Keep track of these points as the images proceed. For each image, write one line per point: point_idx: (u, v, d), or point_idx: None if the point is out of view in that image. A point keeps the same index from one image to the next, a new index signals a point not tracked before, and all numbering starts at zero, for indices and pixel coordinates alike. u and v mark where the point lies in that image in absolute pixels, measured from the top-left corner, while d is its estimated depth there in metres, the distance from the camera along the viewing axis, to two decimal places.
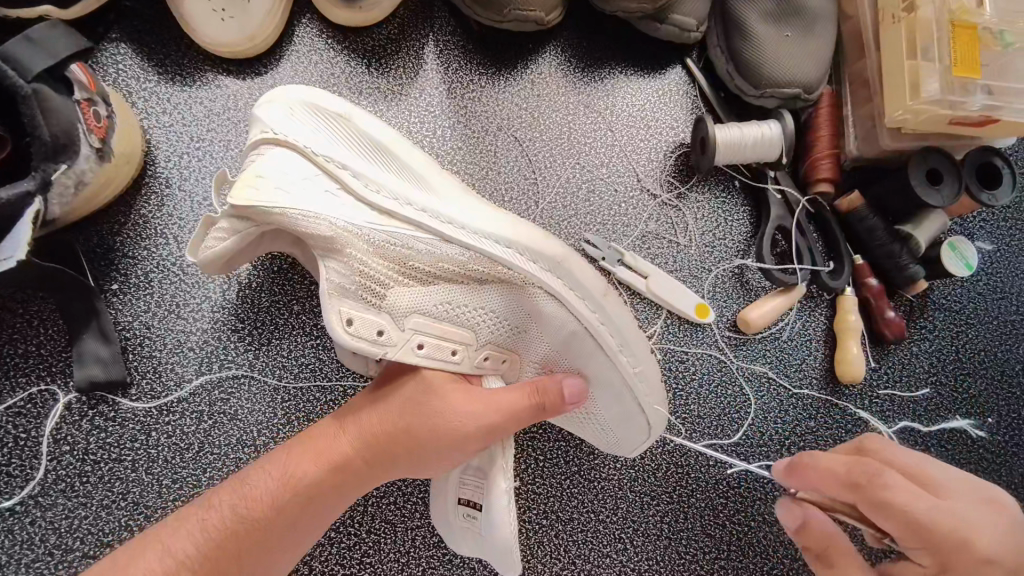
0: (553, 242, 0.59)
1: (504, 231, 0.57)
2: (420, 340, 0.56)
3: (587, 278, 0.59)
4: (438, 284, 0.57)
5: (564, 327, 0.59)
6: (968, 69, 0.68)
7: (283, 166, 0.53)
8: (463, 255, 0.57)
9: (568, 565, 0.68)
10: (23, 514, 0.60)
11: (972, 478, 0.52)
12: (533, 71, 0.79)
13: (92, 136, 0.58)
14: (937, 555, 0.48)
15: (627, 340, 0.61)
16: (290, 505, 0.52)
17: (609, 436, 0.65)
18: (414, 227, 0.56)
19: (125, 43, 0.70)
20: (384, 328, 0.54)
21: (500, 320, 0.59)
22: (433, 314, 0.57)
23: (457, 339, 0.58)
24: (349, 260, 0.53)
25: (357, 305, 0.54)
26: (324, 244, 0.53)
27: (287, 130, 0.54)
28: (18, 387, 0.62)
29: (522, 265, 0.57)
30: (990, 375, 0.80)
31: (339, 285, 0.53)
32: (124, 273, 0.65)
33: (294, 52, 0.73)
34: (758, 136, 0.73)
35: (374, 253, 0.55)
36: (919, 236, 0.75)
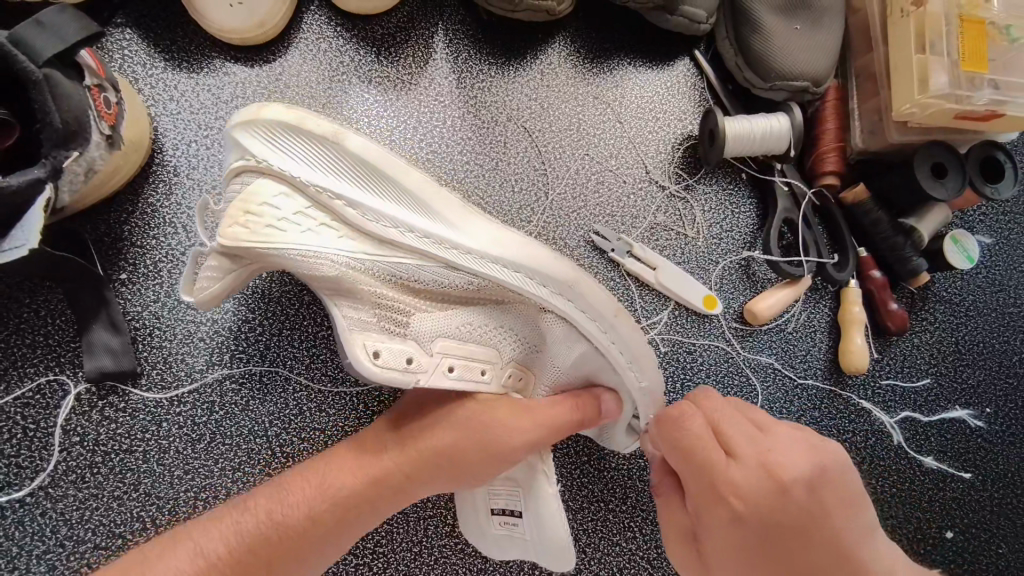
0: (561, 261, 0.57)
1: (511, 254, 0.55)
2: (450, 362, 0.55)
3: (597, 298, 0.57)
4: (456, 308, 0.57)
5: (577, 347, 0.59)
6: (975, 63, 0.69)
7: (279, 203, 0.51)
8: (471, 282, 0.56)
9: (579, 554, 0.69)
10: (33, 506, 0.59)
11: (770, 433, 0.51)
12: (542, 61, 0.78)
13: (102, 123, 0.57)
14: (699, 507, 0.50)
15: (636, 355, 0.59)
16: (331, 514, 0.52)
17: (602, 432, 0.67)
18: (419, 255, 0.54)
19: (131, 29, 0.69)
20: (412, 356, 0.54)
21: (520, 341, 0.60)
22: (457, 337, 0.56)
23: (485, 359, 0.58)
24: (359, 296, 0.53)
25: (384, 338, 0.53)
26: (332, 284, 0.53)
27: (274, 161, 0.52)
28: (27, 377, 0.61)
29: (533, 290, 0.56)
30: (988, 365, 0.81)
31: (359, 321, 0.53)
32: (132, 263, 0.65)
33: (302, 40, 0.72)
34: (767, 128, 0.73)
35: (387, 284, 0.54)
36: (923, 229, 0.76)
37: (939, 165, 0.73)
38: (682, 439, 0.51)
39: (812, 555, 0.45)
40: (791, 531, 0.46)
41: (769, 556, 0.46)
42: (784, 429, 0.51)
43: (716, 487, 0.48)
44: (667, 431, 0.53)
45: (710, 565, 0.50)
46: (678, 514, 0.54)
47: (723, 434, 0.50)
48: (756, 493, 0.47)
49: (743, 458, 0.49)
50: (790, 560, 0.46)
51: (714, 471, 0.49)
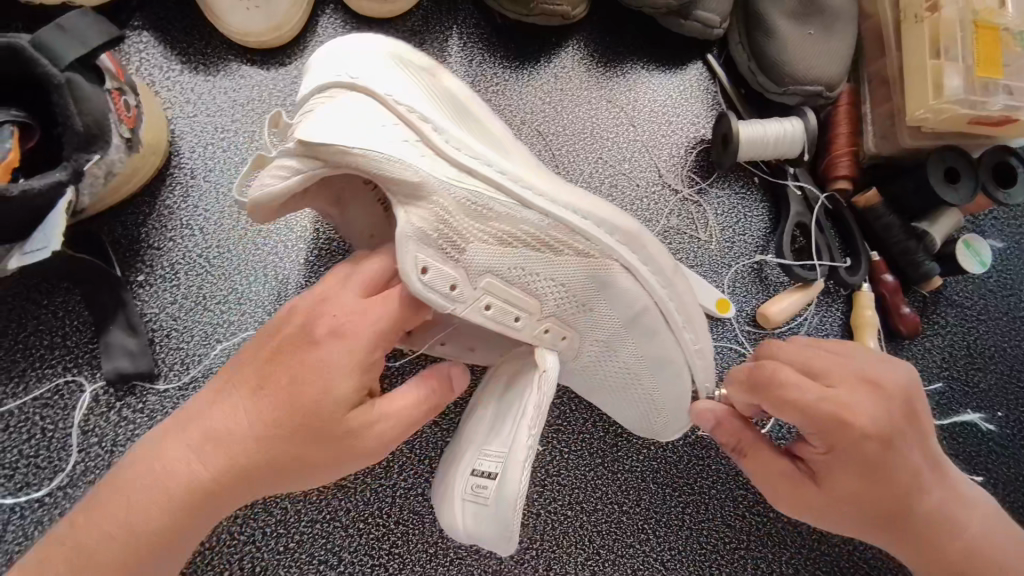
0: (628, 218, 0.58)
1: (581, 204, 0.55)
2: (488, 301, 0.54)
3: (656, 252, 0.58)
4: (515, 247, 0.54)
5: (634, 300, 0.58)
6: (991, 67, 0.70)
7: (362, 113, 0.50)
8: (542, 221, 0.54)
9: (593, 556, 0.69)
10: (51, 506, 0.59)
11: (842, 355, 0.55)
12: (555, 65, 0.79)
13: (122, 126, 0.57)
14: (827, 439, 0.51)
15: (691, 316, 0.61)
16: (175, 494, 0.46)
17: (650, 422, 0.66)
18: (494, 188, 0.53)
19: (149, 32, 0.69)
20: (457, 283, 0.52)
21: (565, 293, 0.57)
22: (505, 277, 0.54)
23: (525, 306, 0.56)
24: (431, 210, 0.50)
25: (436, 256, 0.51)
26: (406, 192, 0.50)
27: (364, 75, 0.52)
28: (45, 378, 0.62)
29: (601, 239, 0.55)
30: (1000, 369, 0.81)
31: (421, 231, 0.50)
32: (150, 265, 0.65)
33: (318, 43, 0.73)
34: (780, 133, 0.74)
35: (460, 209, 0.51)
36: (936, 233, 0.75)
37: (952, 169, 0.73)
38: (790, 401, 0.51)
39: (914, 461, 0.53)
40: (900, 447, 0.52)
41: (887, 477, 0.52)
42: (854, 349, 0.56)
43: (843, 434, 0.51)
44: (767, 395, 0.52)
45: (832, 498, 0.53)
46: (775, 468, 0.57)
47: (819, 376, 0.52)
48: (876, 422, 0.51)
49: (848, 394, 0.51)
50: (901, 474, 0.52)
51: (840, 421, 0.50)
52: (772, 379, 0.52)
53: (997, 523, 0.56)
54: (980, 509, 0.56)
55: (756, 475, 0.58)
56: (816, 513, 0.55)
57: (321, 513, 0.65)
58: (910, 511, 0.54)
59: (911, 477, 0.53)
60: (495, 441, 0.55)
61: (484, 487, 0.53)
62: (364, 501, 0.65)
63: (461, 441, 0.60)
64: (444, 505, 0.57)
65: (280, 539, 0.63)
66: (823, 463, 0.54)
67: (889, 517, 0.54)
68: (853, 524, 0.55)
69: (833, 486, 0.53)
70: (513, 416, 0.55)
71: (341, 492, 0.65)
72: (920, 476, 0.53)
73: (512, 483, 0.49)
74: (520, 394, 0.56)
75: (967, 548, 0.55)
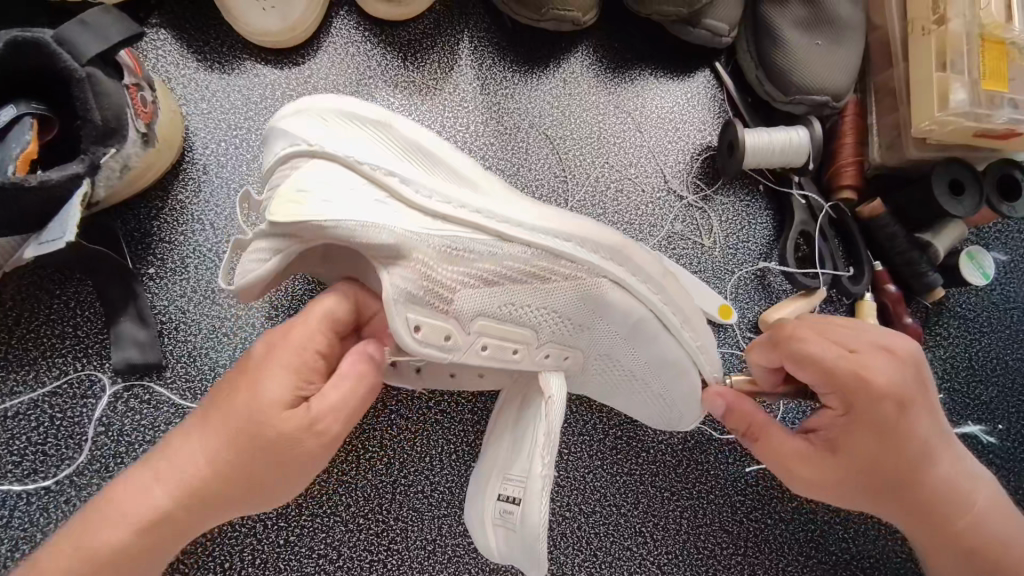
0: (610, 230, 0.58)
1: (558, 224, 0.56)
2: (484, 341, 0.57)
3: (645, 263, 0.59)
4: (500, 284, 0.55)
5: (630, 315, 0.59)
6: (996, 82, 0.70)
7: (328, 180, 0.50)
8: (525, 253, 0.55)
9: (589, 557, 0.69)
10: (58, 494, 0.60)
11: (860, 326, 0.57)
12: (565, 70, 0.80)
13: (138, 121, 0.58)
14: (844, 398, 0.54)
15: (688, 317, 0.62)
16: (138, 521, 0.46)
17: (673, 412, 0.66)
18: (471, 228, 0.54)
19: (166, 29, 0.70)
20: (451, 334, 0.54)
21: (563, 319, 0.59)
22: (497, 316, 0.56)
23: (519, 339, 0.58)
24: (414, 267, 0.52)
25: (425, 312, 0.53)
26: (387, 254, 0.51)
27: (321, 140, 0.52)
28: (55, 367, 0.63)
29: (585, 257, 0.57)
30: (1001, 382, 0.81)
31: (407, 293, 0.51)
32: (161, 258, 0.66)
33: (331, 43, 0.74)
34: (787, 141, 0.74)
35: (440, 259, 0.53)
36: (939, 245, 0.76)
37: (956, 182, 0.74)
38: (806, 356, 0.54)
39: (926, 433, 0.55)
40: (914, 414, 0.54)
41: (899, 441, 0.54)
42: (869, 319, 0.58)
43: (859, 393, 0.53)
44: (786, 352, 0.56)
45: (845, 464, 0.55)
46: (788, 443, 0.58)
47: (837, 339, 0.55)
48: (893, 385, 0.53)
49: (867, 356, 0.54)
50: (912, 444, 0.54)
51: (856, 380, 0.53)
52: (792, 335, 0.56)
53: (1001, 506, 0.58)
54: (985, 486, 0.58)
55: (768, 451, 0.59)
56: (829, 486, 0.57)
57: (323, 507, 0.65)
58: (919, 481, 0.55)
59: (922, 448, 0.55)
60: (515, 466, 0.57)
61: (510, 512, 0.55)
62: (364, 496, 0.66)
63: (478, 472, 0.62)
64: (477, 531, 0.59)
65: (281, 532, 0.64)
66: (836, 430, 0.56)
67: (896, 489, 0.56)
68: (862, 496, 0.57)
69: (847, 454, 0.55)
70: (525, 445, 0.56)
71: (343, 487, 0.66)
72: (932, 449, 0.55)
73: (534, 515, 0.51)
74: (528, 426, 0.58)
75: (969, 523, 0.57)
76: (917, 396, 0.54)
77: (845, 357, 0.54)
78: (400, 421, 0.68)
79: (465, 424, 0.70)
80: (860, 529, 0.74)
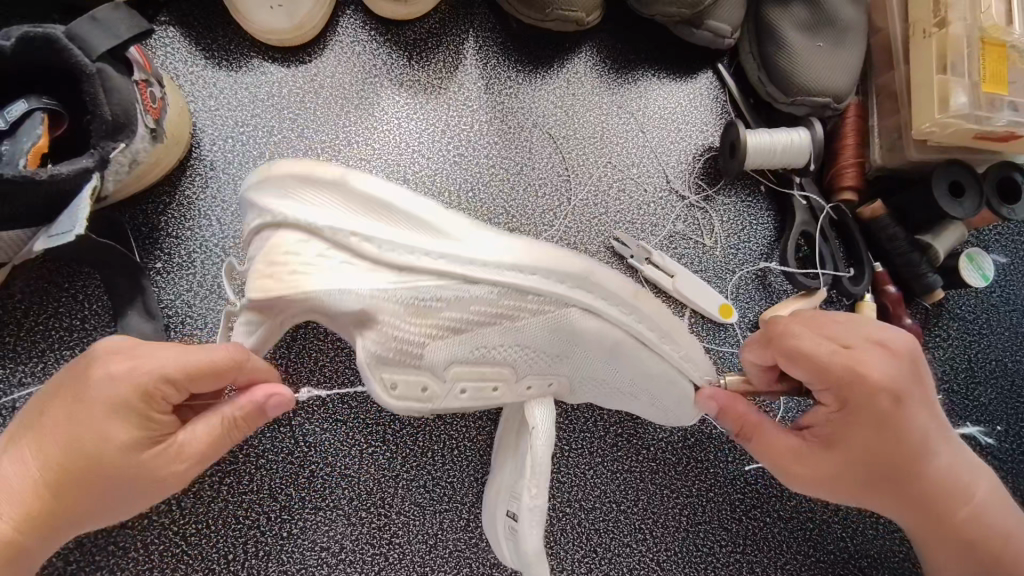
0: (579, 259, 0.56)
1: (524, 261, 0.54)
2: (462, 386, 0.58)
3: (616, 283, 0.58)
4: (467, 331, 0.56)
5: (606, 339, 0.59)
6: (996, 85, 0.71)
7: (296, 248, 0.52)
8: (492, 293, 0.55)
9: (589, 554, 0.70)
10: None
11: (851, 320, 0.57)
12: (568, 70, 0.80)
13: (147, 117, 0.59)
14: (839, 392, 0.55)
15: (667, 332, 0.61)
16: None
17: (667, 414, 0.66)
18: (437, 277, 0.54)
19: (174, 27, 0.71)
20: (427, 385, 0.57)
21: (540, 353, 0.59)
22: (468, 360, 0.57)
23: (499, 378, 0.59)
24: (381, 329, 0.54)
25: (396, 368, 0.55)
26: (358, 318, 0.54)
27: (281, 208, 0.52)
28: (63, 358, 0.64)
29: (553, 290, 0.56)
30: (1000, 384, 0.82)
31: (375, 353, 0.54)
32: (167, 252, 0.67)
33: (338, 42, 0.75)
34: (788, 142, 0.75)
35: (407, 315, 0.54)
36: (939, 247, 0.76)
37: (957, 183, 0.74)
38: (800, 352, 0.55)
39: (924, 426, 0.56)
40: (912, 407, 0.55)
41: (897, 432, 0.55)
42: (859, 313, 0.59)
43: (856, 388, 0.54)
44: (779, 349, 0.56)
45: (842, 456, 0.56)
46: (783, 440, 0.59)
47: (831, 334, 0.55)
48: (888, 378, 0.54)
49: (862, 352, 0.55)
50: (911, 436, 0.55)
51: (852, 374, 0.54)
52: (784, 332, 0.56)
53: (997, 498, 0.59)
54: (982, 477, 0.59)
55: (762, 448, 0.60)
56: (825, 481, 0.58)
57: (326, 501, 0.66)
58: (917, 473, 0.56)
59: (920, 440, 0.56)
60: (516, 482, 0.59)
61: (512, 527, 0.58)
62: (366, 490, 0.67)
63: (494, 481, 0.63)
64: (492, 539, 0.62)
65: (284, 525, 0.65)
66: (834, 423, 0.57)
67: (893, 481, 0.57)
68: (860, 490, 0.58)
69: (845, 446, 0.56)
70: (525, 461, 0.58)
71: (345, 481, 0.67)
72: (930, 441, 0.56)
73: (528, 538, 0.55)
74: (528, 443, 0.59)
75: (969, 514, 0.58)
76: (913, 389, 0.55)
77: (839, 352, 0.55)
78: (403, 417, 0.69)
79: (466, 420, 0.70)
80: (859, 528, 0.74)
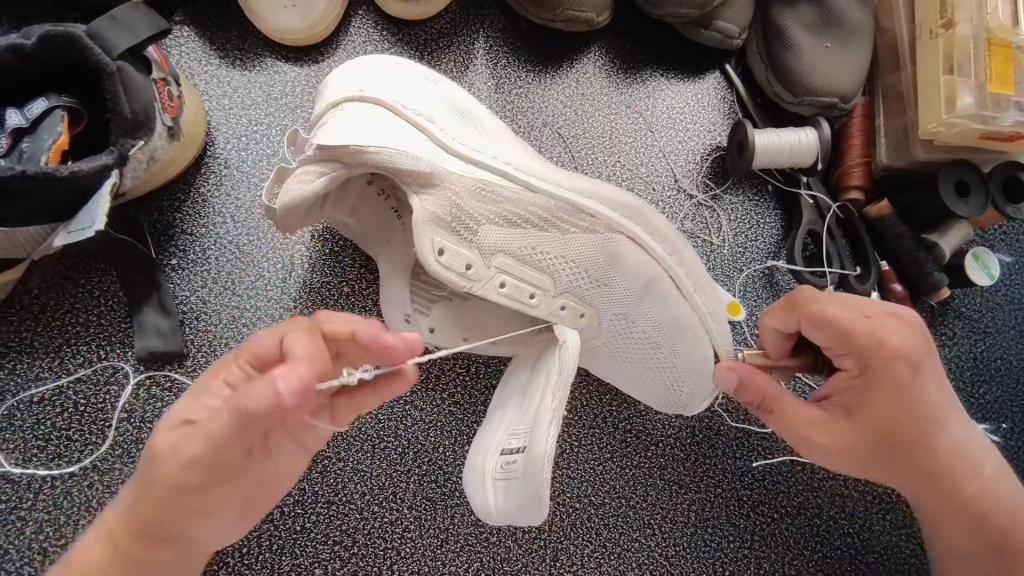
0: (628, 193, 0.62)
1: (583, 185, 0.60)
2: (502, 279, 0.59)
3: (661, 226, 0.62)
4: (524, 229, 0.59)
5: (643, 272, 0.61)
6: (1002, 85, 0.72)
7: (373, 116, 0.54)
8: (548, 204, 0.59)
9: (599, 549, 0.70)
10: (81, 478, 0.62)
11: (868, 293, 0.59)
12: (578, 70, 0.81)
13: (165, 115, 0.60)
14: (860, 358, 0.56)
15: (699, 280, 0.63)
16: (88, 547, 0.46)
17: (682, 392, 0.66)
18: (500, 176, 0.58)
19: (189, 27, 0.72)
20: (472, 263, 0.57)
21: (581, 272, 0.61)
22: (517, 257, 0.59)
23: (537, 284, 0.60)
24: (448, 202, 0.56)
25: (450, 238, 0.56)
26: (422, 181, 0.54)
27: (370, 87, 0.56)
28: (79, 354, 0.64)
29: (606, 214, 0.60)
30: (1005, 382, 0.82)
31: (434, 216, 0.55)
32: (182, 249, 0.68)
33: (350, 41, 0.75)
34: (795, 142, 0.75)
35: (471, 197, 0.57)
36: (944, 246, 0.78)
37: (963, 182, 0.75)
38: (823, 317, 0.56)
39: (936, 399, 0.57)
40: (927, 378, 0.56)
41: (914, 402, 0.56)
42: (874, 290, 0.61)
43: (875, 355, 0.55)
44: (804, 315, 0.57)
45: (861, 427, 0.57)
46: (803, 411, 0.59)
47: (853, 303, 0.57)
48: (907, 346, 0.56)
49: (882, 321, 0.56)
50: (924, 408, 0.56)
51: (875, 342, 0.55)
52: (810, 296, 0.57)
53: (1002, 475, 0.60)
54: (989, 455, 0.61)
55: (781, 421, 0.60)
56: (842, 452, 0.58)
57: (338, 496, 0.67)
58: (930, 445, 0.57)
59: (932, 412, 0.57)
60: (522, 419, 0.57)
61: (514, 461, 0.55)
62: (378, 485, 0.67)
63: (477, 438, 0.61)
64: (472, 490, 0.58)
65: (297, 519, 0.65)
66: (851, 394, 0.58)
67: (908, 454, 0.57)
68: (876, 464, 0.58)
69: (862, 416, 0.57)
70: (534, 392, 0.58)
71: (358, 475, 0.67)
72: (943, 414, 0.57)
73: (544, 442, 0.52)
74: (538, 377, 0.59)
75: (975, 489, 0.59)
76: (929, 360, 0.57)
77: (861, 320, 0.56)
78: (415, 413, 0.70)
79: (477, 416, 0.71)
80: (866, 524, 0.75)
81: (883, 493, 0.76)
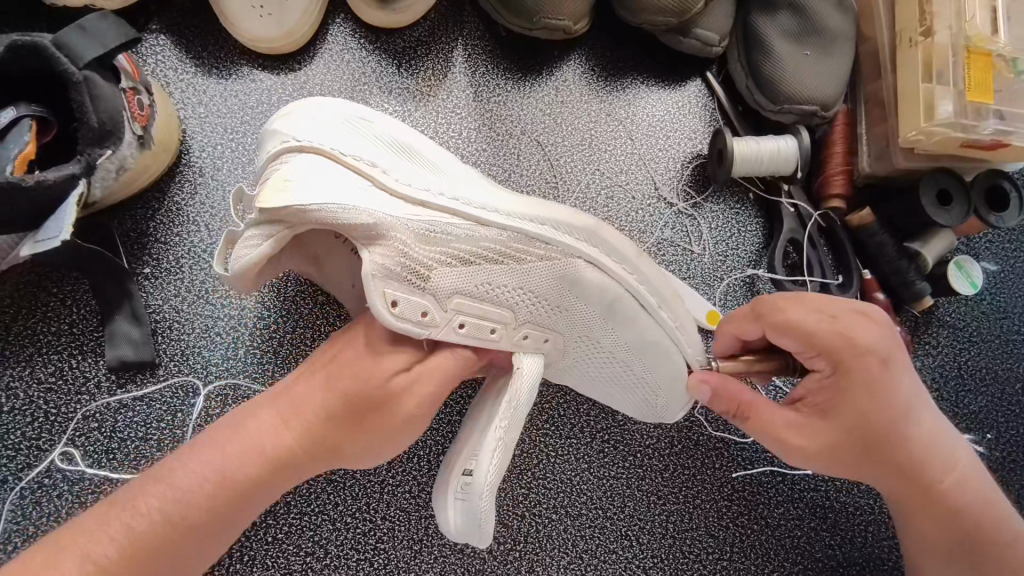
0: (585, 215, 0.60)
1: (534, 210, 0.58)
2: (461, 320, 0.56)
3: (619, 242, 0.61)
4: (476, 264, 0.56)
5: (604, 293, 0.60)
6: (981, 94, 0.71)
7: (313, 170, 0.52)
8: (500, 236, 0.57)
9: (575, 561, 0.70)
10: (51, 488, 0.61)
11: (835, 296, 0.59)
12: (557, 78, 0.81)
13: (134, 124, 0.60)
14: (829, 357, 0.55)
15: (665, 296, 0.63)
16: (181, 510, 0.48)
17: (657, 401, 0.66)
18: (450, 213, 0.56)
19: (165, 35, 0.72)
20: (428, 310, 0.54)
21: (540, 300, 0.59)
22: (474, 294, 0.56)
23: (496, 318, 0.58)
24: (392, 247, 0.52)
25: (401, 289, 0.52)
26: (367, 235, 0.51)
27: (309, 136, 0.54)
28: (50, 362, 0.64)
29: (559, 239, 0.58)
30: (990, 392, 0.82)
31: (383, 268, 0.51)
32: (155, 258, 0.67)
33: (328, 50, 0.75)
34: (774, 151, 0.75)
35: (419, 240, 0.54)
36: (927, 254, 0.76)
37: (943, 191, 0.74)
38: (788, 323, 0.56)
39: (908, 393, 0.56)
40: (896, 372, 0.56)
41: (885, 397, 0.55)
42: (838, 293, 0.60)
43: (847, 355, 0.54)
44: (768, 322, 0.57)
45: (835, 427, 0.56)
46: (777, 415, 0.58)
47: (819, 307, 0.56)
48: (877, 344, 0.55)
49: (849, 320, 0.55)
50: (896, 403, 0.56)
51: (843, 340, 0.54)
52: (777, 304, 0.57)
53: (975, 465, 0.60)
54: (962, 445, 0.60)
55: (758, 427, 0.59)
56: (819, 453, 0.57)
57: (311, 506, 0.66)
58: (905, 439, 0.57)
59: (903, 406, 0.56)
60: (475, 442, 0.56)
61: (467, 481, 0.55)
62: (352, 496, 0.67)
63: (446, 461, 0.60)
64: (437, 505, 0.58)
65: (269, 530, 0.65)
66: (825, 393, 0.57)
67: (886, 448, 0.57)
68: (856, 462, 0.57)
69: (837, 415, 0.56)
70: (492, 410, 0.57)
71: (331, 486, 0.67)
72: (916, 407, 0.57)
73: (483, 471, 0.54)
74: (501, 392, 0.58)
75: (953, 480, 0.59)
76: (897, 356, 0.56)
77: (826, 322, 0.55)
78: None
79: (452, 426, 0.70)
80: (847, 536, 0.74)
81: (864, 505, 0.75)
